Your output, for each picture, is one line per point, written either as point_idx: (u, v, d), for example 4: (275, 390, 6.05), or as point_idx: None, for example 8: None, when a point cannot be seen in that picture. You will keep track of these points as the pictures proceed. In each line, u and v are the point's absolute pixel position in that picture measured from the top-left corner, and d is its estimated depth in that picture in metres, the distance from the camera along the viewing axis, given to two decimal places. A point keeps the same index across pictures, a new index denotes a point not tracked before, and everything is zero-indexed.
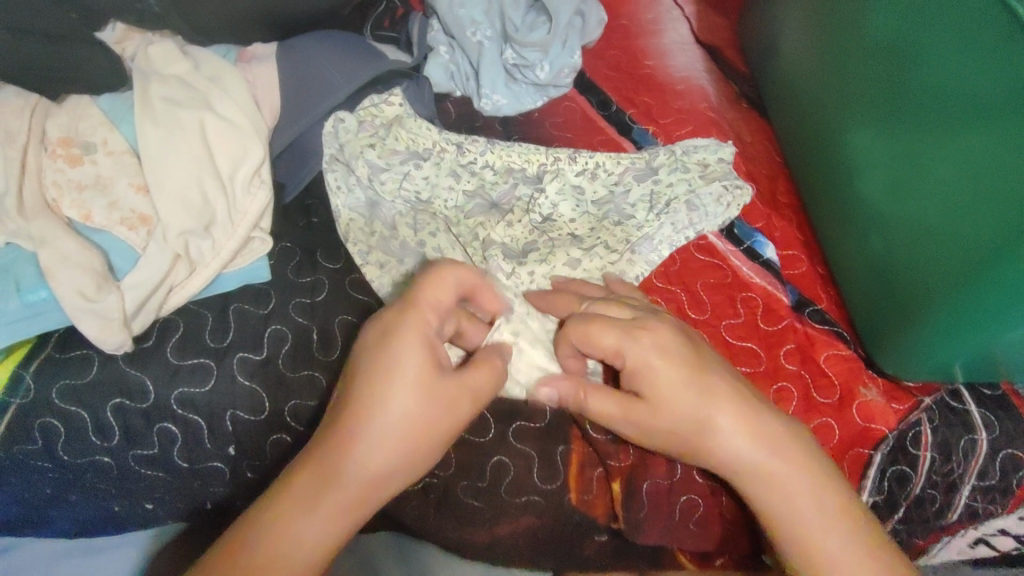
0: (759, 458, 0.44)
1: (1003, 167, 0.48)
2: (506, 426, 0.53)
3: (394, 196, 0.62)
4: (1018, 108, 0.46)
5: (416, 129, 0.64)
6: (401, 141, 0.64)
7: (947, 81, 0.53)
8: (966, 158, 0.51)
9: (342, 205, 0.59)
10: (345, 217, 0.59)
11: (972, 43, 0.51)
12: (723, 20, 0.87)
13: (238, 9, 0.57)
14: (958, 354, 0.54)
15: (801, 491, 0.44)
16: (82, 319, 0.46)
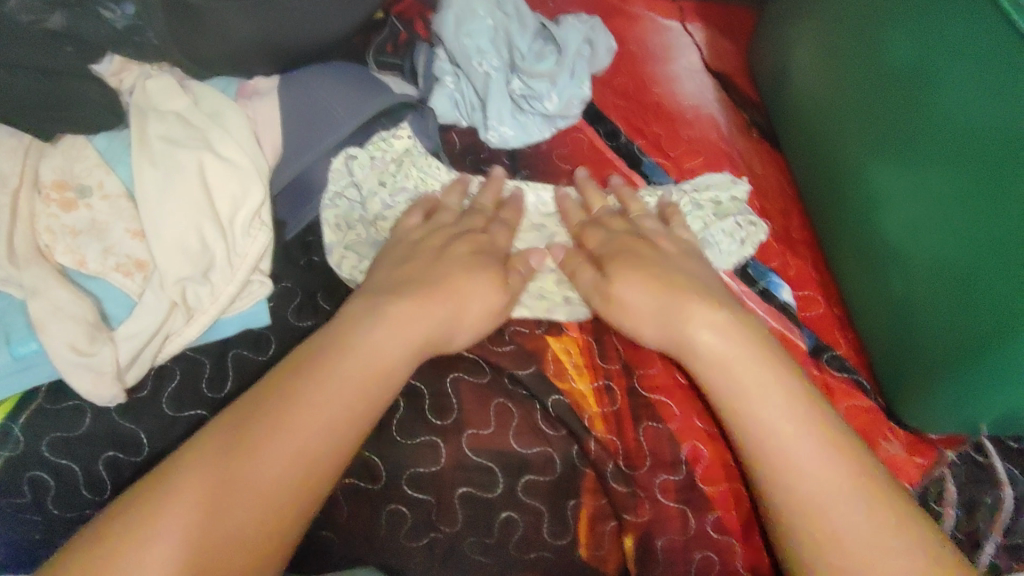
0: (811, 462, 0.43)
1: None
2: (513, 479, 0.51)
3: (394, 235, 0.59)
4: None
5: (427, 167, 0.61)
6: (411, 178, 0.61)
7: (975, 117, 0.52)
8: (993, 191, 0.50)
9: (338, 241, 0.57)
10: (339, 254, 0.56)
11: (1007, 83, 0.50)
12: (731, 48, 0.86)
13: (241, 40, 0.55)
14: (986, 410, 0.52)
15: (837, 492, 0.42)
16: (74, 373, 0.45)
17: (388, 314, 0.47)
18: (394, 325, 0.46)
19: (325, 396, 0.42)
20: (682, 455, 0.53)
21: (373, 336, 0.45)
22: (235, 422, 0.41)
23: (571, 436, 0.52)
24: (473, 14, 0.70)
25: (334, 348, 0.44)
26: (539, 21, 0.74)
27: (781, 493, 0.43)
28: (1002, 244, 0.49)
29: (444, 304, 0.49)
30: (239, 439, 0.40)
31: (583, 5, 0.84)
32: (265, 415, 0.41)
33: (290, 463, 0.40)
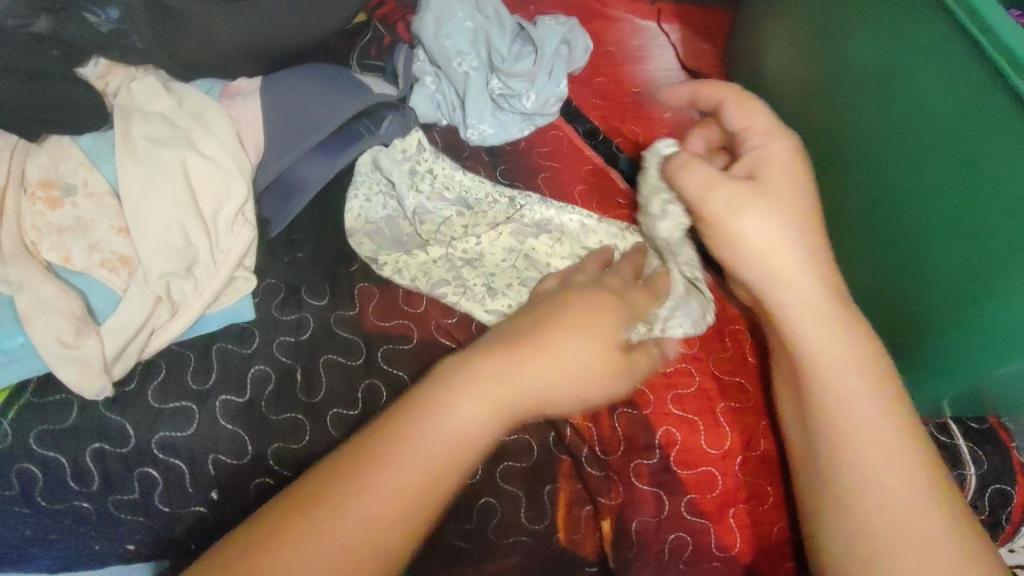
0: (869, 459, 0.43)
1: (989, 198, 0.48)
2: (493, 466, 0.52)
3: (428, 238, 0.62)
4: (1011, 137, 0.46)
5: (471, 179, 0.64)
6: (453, 187, 0.64)
7: (931, 111, 0.53)
8: (949, 183, 0.52)
9: (356, 224, 0.61)
10: (353, 235, 0.60)
11: (958, 78, 0.51)
12: (708, 47, 0.88)
13: (222, 42, 0.57)
14: (946, 391, 0.55)
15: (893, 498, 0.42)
16: (61, 365, 0.46)
17: (549, 336, 0.44)
18: (493, 383, 0.41)
19: (414, 461, 0.39)
20: (655, 439, 0.54)
21: (528, 369, 0.42)
22: (343, 473, 0.38)
23: (547, 422, 0.54)
24: (452, 16, 0.72)
25: (420, 410, 0.40)
26: (517, 23, 0.76)
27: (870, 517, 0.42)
28: (955, 233, 0.51)
29: (542, 365, 0.43)
30: (298, 521, 0.37)
31: (562, 7, 0.86)
32: (349, 472, 0.38)
33: (373, 530, 0.37)
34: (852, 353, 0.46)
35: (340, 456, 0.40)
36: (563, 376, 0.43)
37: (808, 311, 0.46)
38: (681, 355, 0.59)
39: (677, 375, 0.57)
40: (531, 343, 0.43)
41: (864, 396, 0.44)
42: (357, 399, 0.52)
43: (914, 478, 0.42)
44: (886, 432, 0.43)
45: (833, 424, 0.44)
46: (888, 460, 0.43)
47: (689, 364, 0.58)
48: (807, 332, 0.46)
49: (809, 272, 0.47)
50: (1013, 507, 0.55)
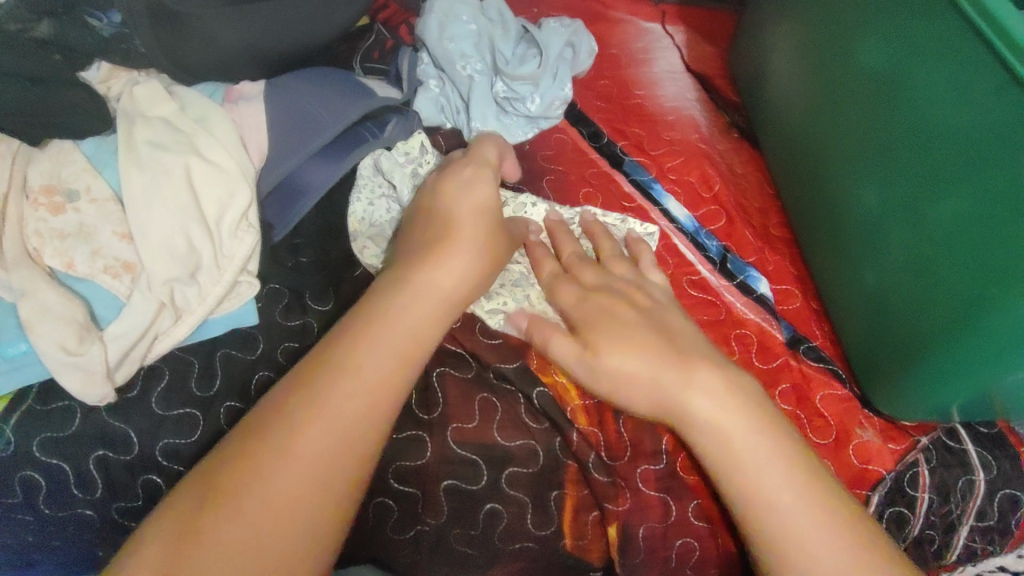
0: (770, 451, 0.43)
1: (1001, 193, 0.47)
2: (498, 472, 0.51)
3: None
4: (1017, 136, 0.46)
5: None
6: None
7: (941, 108, 0.53)
8: (955, 171, 0.52)
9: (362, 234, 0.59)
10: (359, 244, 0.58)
11: (966, 75, 0.51)
12: (711, 49, 0.87)
13: (226, 46, 0.57)
14: (957, 397, 0.54)
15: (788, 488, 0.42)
16: (64, 372, 0.46)
17: (399, 286, 0.46)
18: (411, 303, 0.45)
19: (324, 413, 0.39)
20: (663, 445, 0.54)
21: (407, 300, 0.45)
22: (251, 446, 0.38)
23: (554, 428, 0.53)
24: (455, 19, 0.71)
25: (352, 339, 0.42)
26: (520, 25, 0.76)
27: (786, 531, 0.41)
28: (971, 231, 0.50)
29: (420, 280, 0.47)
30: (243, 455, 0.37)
31: (565, 9, 0.85)
32: (270, 445, 0.38)
33: (302, 487, 0.37)
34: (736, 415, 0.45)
35: (245, 431, 0.39)
36: (436, 305, 0.46)
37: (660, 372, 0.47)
38: None
39: None
40: (411, 287, 0.46)
41: (722, 412, 0.45)
42: None
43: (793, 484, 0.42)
44: (750, 440, 0.43)
45: (717, 448, 0.44)
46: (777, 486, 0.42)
47: None
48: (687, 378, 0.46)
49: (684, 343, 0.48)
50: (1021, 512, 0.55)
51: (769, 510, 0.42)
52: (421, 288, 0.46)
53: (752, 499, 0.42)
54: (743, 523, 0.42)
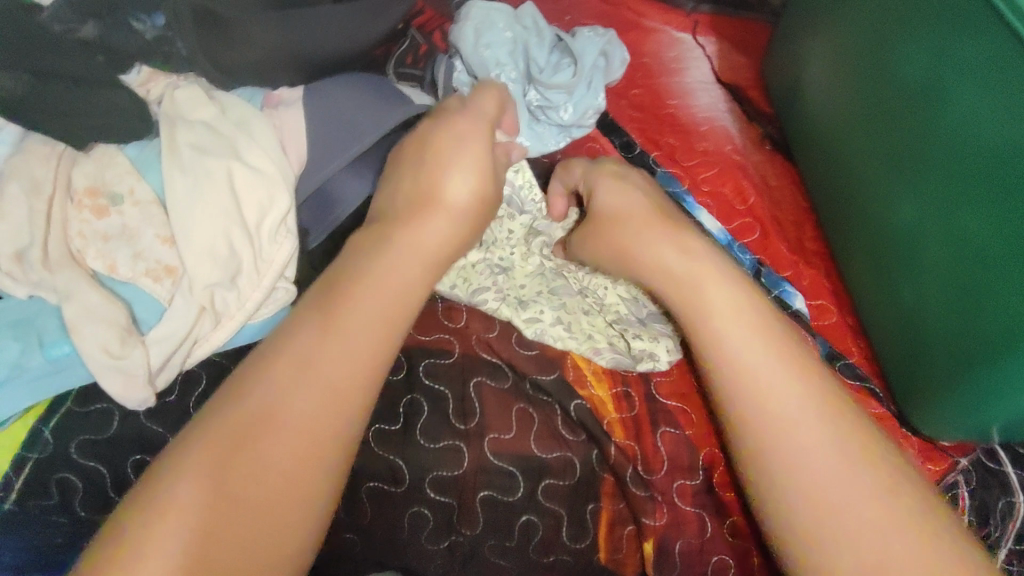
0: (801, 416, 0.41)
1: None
2: (535, 484, 0.51)
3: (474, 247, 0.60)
4: None
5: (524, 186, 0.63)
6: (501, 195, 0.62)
7: (983, 125, 0.52)
8: (998, 187, 0.51)
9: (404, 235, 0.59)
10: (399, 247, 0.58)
11: (1008, 93, 0.50)
12: (744, 59, 0.87)
13: (266, 49, 0.57)
14: (1000, 419, 0.53)
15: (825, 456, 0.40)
16: (107, 376, 0.46)
17: (379, 249, 0.44)
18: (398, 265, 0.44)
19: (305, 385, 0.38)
20: (699, 460, 0.54)
21: (389, 269, 0.44)
22: (233, 429, 0.36)
23: (591, 441, 0.53)
24: (491, 27, 0.71)
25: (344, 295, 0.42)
26: (555, 33, 0.75)
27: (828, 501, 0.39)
28: (1011, 250, 0.50)
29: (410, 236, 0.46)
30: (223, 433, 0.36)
31: (597, 17, 0.85)
32: (257, 418, 0.36)
33: (304, 454, 0.37)
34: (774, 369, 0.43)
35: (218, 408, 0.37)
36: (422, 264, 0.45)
37: (714, 330, 0.45)
38: None
39: None
40: (390, 256, 0.44)
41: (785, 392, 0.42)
42: (398, 414, 0.51)
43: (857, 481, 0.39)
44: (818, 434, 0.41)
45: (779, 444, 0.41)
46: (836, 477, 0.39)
47: None
48: (741, 347, 0.44)
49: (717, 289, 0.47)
50: None
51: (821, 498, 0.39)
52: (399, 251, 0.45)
53: (798, 486, 0.39)
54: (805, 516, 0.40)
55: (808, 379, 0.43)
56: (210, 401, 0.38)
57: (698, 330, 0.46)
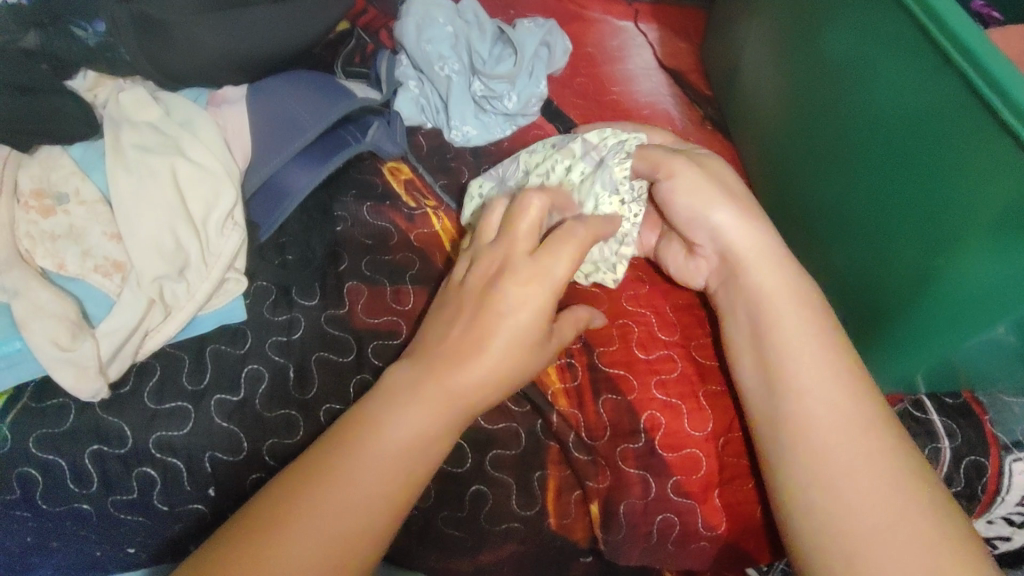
0: (829, 431, 0.46)
1: (965, 195, 0.49)
2: (482, 455, 0.53)
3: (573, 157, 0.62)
4: (975, 118, 0.47)
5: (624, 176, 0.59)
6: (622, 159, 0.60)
7: (906, 112, 0.54)
8: (916, 161, 0.53)
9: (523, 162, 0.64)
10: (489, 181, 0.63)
11: (929, 78, 0.51)
12: (685, 45, 0.90)
13: (208, 51, 0.59)
14: (920, 367, 0.56)
15: (854, 467, 0.44)
16: (59, 368, 0.48)
17: (444, 372, 0.44)
18: (479, 375, 0.44)
19: (350, 498, 0.39)
20: (640, 424, 0.55)
21: (469, 377, 0.44)
22: (258, 527, 0.38)
23: (535, 411, 0.55)
24: (433, 22, 0.74)
25: (374, 426, 0.42)
26: (497, 27, 0.78)
27: (846, 512, 0.43)
28: (933, 229, 0.52)
29: (495, 348, 0.44)
30: (273, 522, 0.38)
31: (540, 10, 0.88)
32: (263, 529, 0.38)
33: (311, 565, 0.37)
34: (829, 388, 0.47)
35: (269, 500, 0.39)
36: (478, 386, 0.44)
37: (786, 352, 0.49)
38: (663, 342, 0.60)
39: (660, 362, 0.59)
40: (461, 368, 0.44)
41: (823, 398, 0.47)
42: (349, 393, 0.53)
43: (894, 492, 0.43)
44: (851, 444, 0.45)
45: (816, 449, 0.46)
46: (869, 485, 0.44)
47: (674, 351, 0.60)
48: (792, 357, 0.49)
49: (793, 308, 0.51)
50: (988, 478, 0.55)
51: (847, 502, 0.44)
52: (486, 360, 0.44)
53: (824, 486, 0.45)
54: (805, 521, 0.45)
55: (866, 410, 0.47)
56: (243, 509, 0.40)
57: (770, 339, 0.50)
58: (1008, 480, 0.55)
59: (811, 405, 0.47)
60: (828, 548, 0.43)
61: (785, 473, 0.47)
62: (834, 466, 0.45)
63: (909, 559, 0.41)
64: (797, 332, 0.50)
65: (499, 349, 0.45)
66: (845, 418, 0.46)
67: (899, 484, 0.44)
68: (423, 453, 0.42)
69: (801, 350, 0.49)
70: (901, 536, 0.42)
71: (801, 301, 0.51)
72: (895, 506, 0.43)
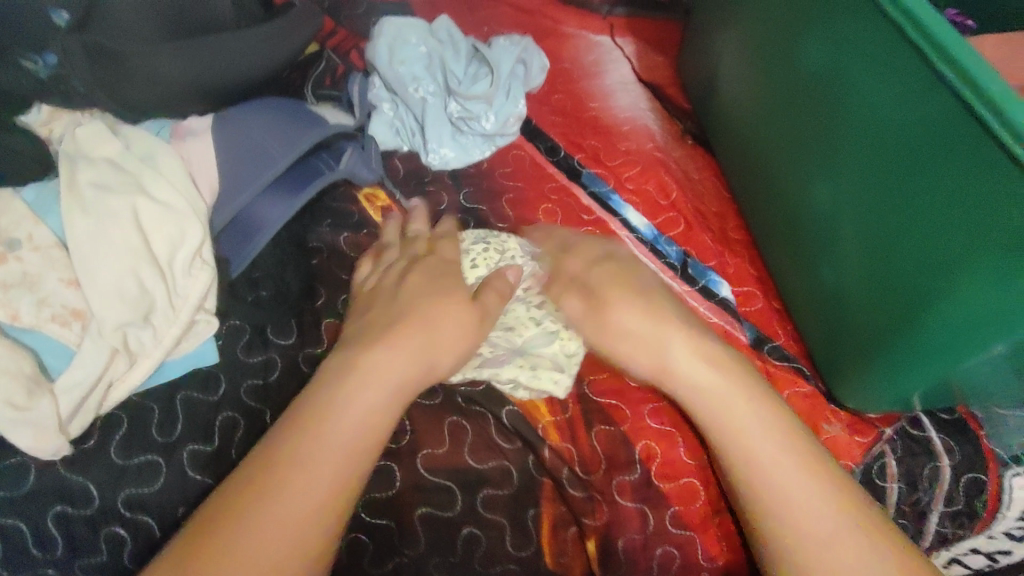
0: (772, 475, 0.44)
1: (969, 212, 0.46)
2: (472, 496, 0.50)
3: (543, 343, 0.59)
4: (967, 135, 0.46)
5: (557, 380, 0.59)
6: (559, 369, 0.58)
7: (902, 136, 0.52)
8: (906, 176, 0.52)
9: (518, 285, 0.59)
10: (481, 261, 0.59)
11: (915, 93, 0.50)
12: (662, 58, 0.89)
13: (169, 81, 0.56)
14: (920, 385, 0.55)
15: (809, 517, 0.42)
16: (15, 429, 0.44)
17: (367, 367, 0.44)
18: (373, 375, 0.43)
19: (300, 478, 0.38)
20: (636, 455, 0.54)
21: (359, 403, 0.42)
22: (195, 543, 0.35)
23: (526, 447, 0.53)
24: (405, 42, 0.72)
25: (313, 416, 0.40)
26: (471, 45, 0.75)
27: (804, 565, 0.41)
28: (933, 256, 0.50)
29: (417, 337, 0.46)
30: (205, 535, 0.35)
31: (514, 27, 0.86)
32: (208, 535, 0.35)
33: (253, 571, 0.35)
34: (765, 437, 0.45)
35: (206, 515, 0.37)
36: (400, 378, 0.44)
37: (703, 402, 0.48)
38: None
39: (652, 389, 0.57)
40: (393, 371, 0.44)
41: (764, 450, 0.45)
42: None
43: (846, 531, 0.42)
44: (809, 490, 0.43)
45: (775, 499, 0.43)
46: (826, 531, 0.42)
47: None
48: (761, 434, 0.45)
49: (699, 367, 0.49)
50: (987, 495, 0.55)
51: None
52: (385, 359, 0.44)
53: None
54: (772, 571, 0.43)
55: (804, 457, 0.45)
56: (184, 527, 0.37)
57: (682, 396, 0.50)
58: (1008, 497, 0.55)
59: (756, 448, 0.45)
60: None
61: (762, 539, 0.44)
62: (791, 519, 0.43)
63: None
64: (708, 370, 0.49)
65: (401, 353, 0.45)
66: (801, 466, 0.44)
67: (851, 527, 0.42)
68: (360, 443, 0.40)
69: (714, 404, 0.48)
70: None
71: (710, 356, 0.50)
72: (865, 559, 0.40)
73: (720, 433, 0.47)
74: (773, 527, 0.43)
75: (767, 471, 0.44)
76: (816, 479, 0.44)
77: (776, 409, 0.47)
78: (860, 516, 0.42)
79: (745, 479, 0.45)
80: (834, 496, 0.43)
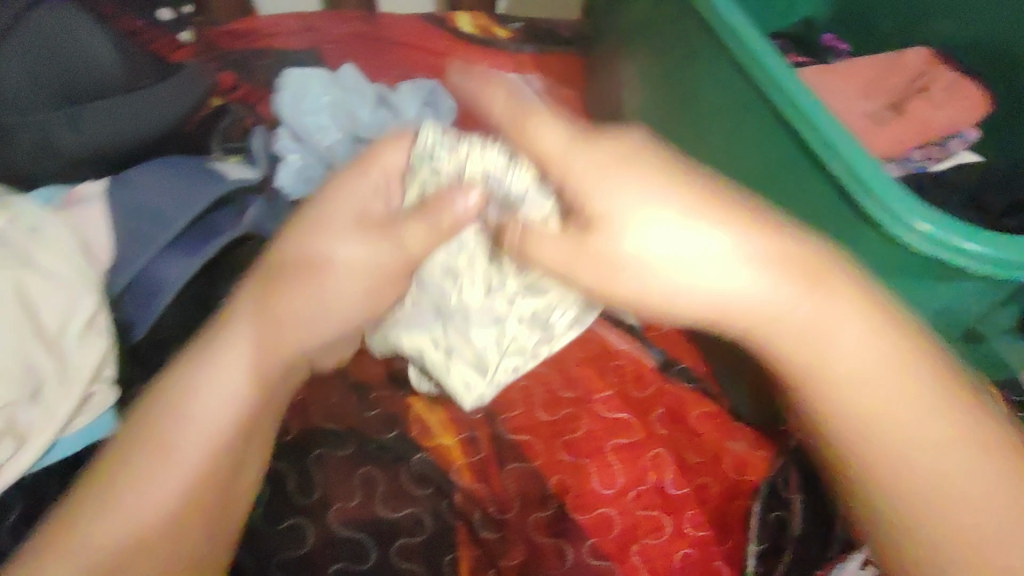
0: (889, 408, 0.39)
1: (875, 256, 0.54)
2: (384, 548, 0.49)
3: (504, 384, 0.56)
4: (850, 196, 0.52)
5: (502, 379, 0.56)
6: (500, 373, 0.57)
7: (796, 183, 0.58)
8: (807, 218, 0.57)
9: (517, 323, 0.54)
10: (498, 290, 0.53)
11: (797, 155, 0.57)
12: (572, 92, 0.91)
13: (64, 149, 0.58)
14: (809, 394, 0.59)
15: (935, 442, 0.38)
16: None
17: (235, 344, 0.44)
18: (244, 358, 0.44)
19: (160, 488, 0.40)
20: (547, 489, 0.54)
21: (219, 383, 0.43)
22: (69, 524, 0.39)
23: (438, 492, 0.53)
24: (310, 93, 0.73)
25: (179, 394, 0.42)
26: (378, 92, 0.77)
27: (941, 524, 0.38)
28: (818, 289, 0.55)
29: (293, 306, 0.45)
30: (74, 518, 0.39)
31: (424, 70, 0.88)
32: (76, 522, 0.39)
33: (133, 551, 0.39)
34: (871, 353, 0.39)
35: (74, 506, 0.40)
36: (264, 353, 0.44)
37: (793, 335, 0.40)
38: (566, 402, 0.59)
39: (562, 422, 0.58)
40: (257, 352, 0.44)
41: (870, 358, 0.39)
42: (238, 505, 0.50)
43: (964, 452, 0.38)
44: (925, 420, 0.39)
45: (894, 464, 0.38)
46: (954, 468, 0.38)
47: (574, 408, 0.59)
48: (786, 338, 0.40)
49: (717, 276, 0.40)
50: None
51: (971, 518, 0.38)
52: (263, 335, 0.45)
53: (949, 498, 0.38)
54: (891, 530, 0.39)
55: (930, 393, 0.39)
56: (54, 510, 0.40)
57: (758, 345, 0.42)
58: None
59: (865, 392, 0.39)
60: (904, 544, 0.39)
61: (857, 485, 0.40)
62: (910, 471, 0.38)
63: (987, 525, 0.38)
64: (771, 316, 0.40)
65: (264, 357, 0.45)
66: (926, 372, 0.39)
67: (993, 472, 0.38)
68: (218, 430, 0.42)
69: (783, 336, 0.40)
70: (1004, 516, 0.38)
71: (763, 258, 0.40)
72: (981, 464, 0.38)
73: (811, 370, 0.40)
74: (883, 480, 0.39)
75: (893, 410, 0.39)
76: (920, 389, 0.39)
77: (883, 331, 0.40)
78: (977, 433, 0.39)
79: (832, 420, 0.40)
80: (950, 407, 0.39)
